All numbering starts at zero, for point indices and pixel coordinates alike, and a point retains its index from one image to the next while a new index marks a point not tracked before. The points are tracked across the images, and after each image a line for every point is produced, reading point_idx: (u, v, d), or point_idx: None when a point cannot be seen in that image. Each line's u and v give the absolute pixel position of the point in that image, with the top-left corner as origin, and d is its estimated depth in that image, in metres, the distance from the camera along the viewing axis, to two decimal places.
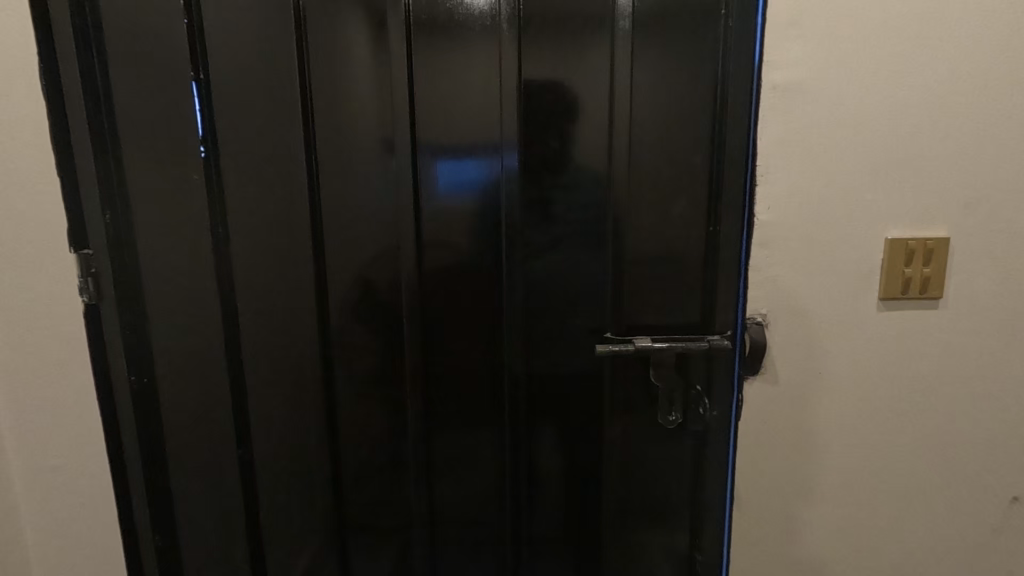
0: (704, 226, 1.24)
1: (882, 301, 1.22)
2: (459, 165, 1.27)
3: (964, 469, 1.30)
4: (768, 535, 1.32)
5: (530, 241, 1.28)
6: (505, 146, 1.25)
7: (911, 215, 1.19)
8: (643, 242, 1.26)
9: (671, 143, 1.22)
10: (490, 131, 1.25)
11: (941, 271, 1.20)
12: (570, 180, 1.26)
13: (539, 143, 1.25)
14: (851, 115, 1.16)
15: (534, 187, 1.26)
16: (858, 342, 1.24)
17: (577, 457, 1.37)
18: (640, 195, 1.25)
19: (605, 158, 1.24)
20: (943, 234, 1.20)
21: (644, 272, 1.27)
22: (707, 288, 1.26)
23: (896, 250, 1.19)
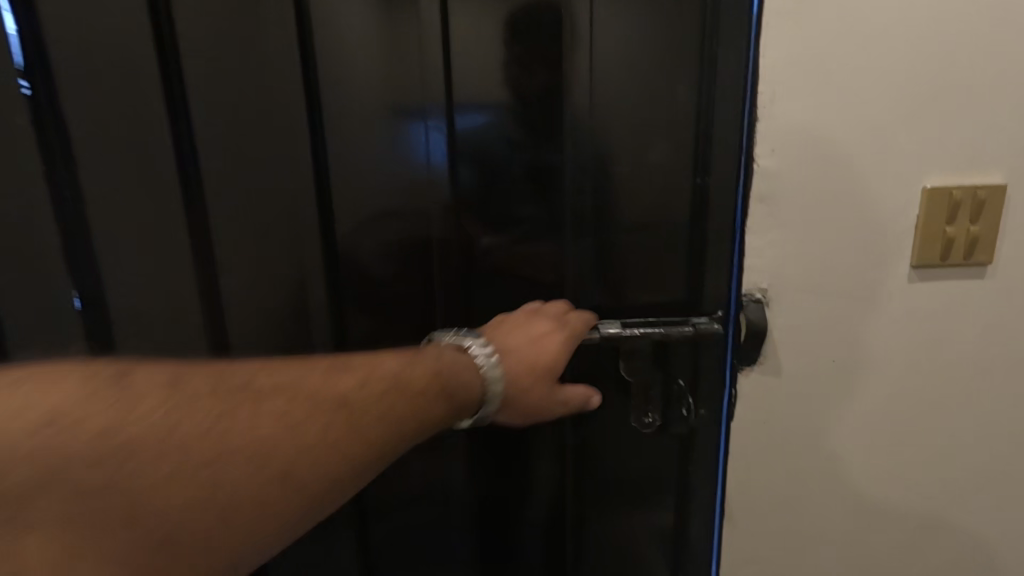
0: (690, 177, 0.96)
1: (916, 268, 0.97)
2: (369, 115, 0.92)
3: (1002, 471, 1.07)
4: (766, 550, 1.10)
5: (472, 213, 0.96)
6: (432, 89, 0.92)
7: (952, 160, 0.93)
8: (621, 205, 0.97)
9: (654, 74, 0.92)
10: (411, 70, 0.91)
11: (992, 227, 0.96)
12: (524, 131, 0.94)
13: (482, 82, 0.92)
14: (882, 29, 0.88)
15: (473, 141, 0.94)
16: (884, 322, 0.99)
17: (534, 473, 1.09)
18: (613, 142, 0.94)
19: (569, 98, 0.93)
20: (997, 182, 0.94)
21: (620, 240, 0.98)
22: (693, 259, 0.98)
23: (936, 203, 0.94)
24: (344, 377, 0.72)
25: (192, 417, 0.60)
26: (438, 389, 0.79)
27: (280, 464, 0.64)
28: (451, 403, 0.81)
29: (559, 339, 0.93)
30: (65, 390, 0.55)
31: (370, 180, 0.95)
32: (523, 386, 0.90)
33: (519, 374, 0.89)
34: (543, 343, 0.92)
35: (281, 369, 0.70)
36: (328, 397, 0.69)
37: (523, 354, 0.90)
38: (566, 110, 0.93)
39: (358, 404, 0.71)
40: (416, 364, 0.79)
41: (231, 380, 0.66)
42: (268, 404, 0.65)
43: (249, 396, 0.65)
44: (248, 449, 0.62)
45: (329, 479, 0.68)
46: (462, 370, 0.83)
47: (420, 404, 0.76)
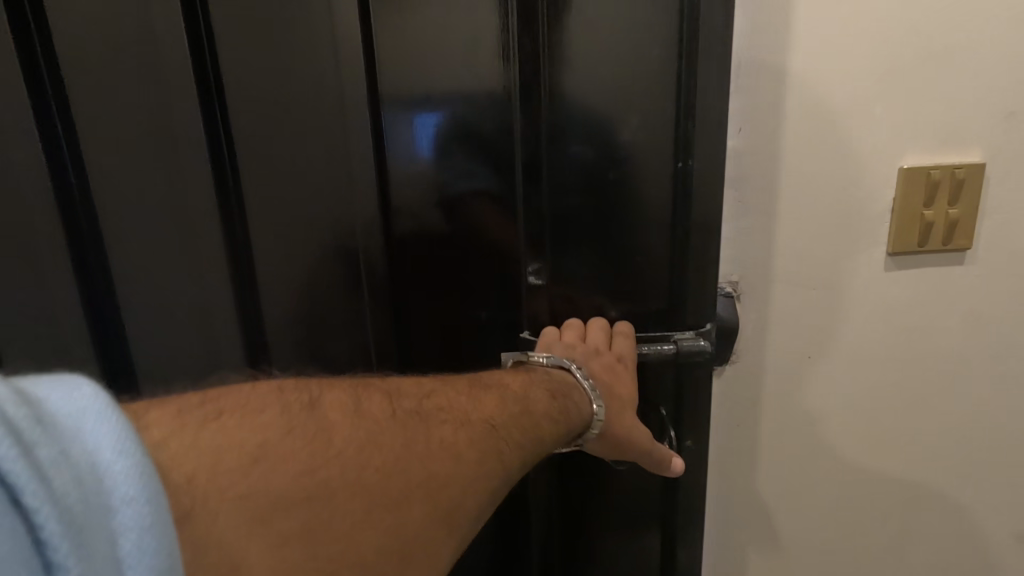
0: (670, 162, 0.71)
1: (888, 258, 0.79)
2: (265, 81, 0.71)
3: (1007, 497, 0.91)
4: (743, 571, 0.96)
5: (403, 205, 0.75)
6: (345, 47, 0.69)
7: (939, 131, 0.73)
8: (576, 196, 0.72)
9: (611, 20, 0.67)
10: (309, 21, 0.69)
11: (974, 210, 0.77)
12: (452, 101, 0.71)
13: (397, 39, 0.69)
14: None
15: (400, 112, 0.72)
16: (861, 316, 0.82)
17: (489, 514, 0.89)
18: (562, 113, 0.70)
19: (511, 57, 0.69)
20: (976, 160, 0.75)
21: (570, 236, 0.74)
22: (676, 264, 0.74)
23: (912, 186, 0.75)
24: (485, 397, 0.58)
25: (383, 446, 0.45)
26: (557, 410, 0.63)
27: (456, 492, 0.48)
28: (567, 424, 0.64)
29: (615, 343, 0.74)
30: (262, 424, 0.41)
31: (275, 164, 0.74)
32: (617, 408, 0.71)
33: (609, 392, 0.71)
34: (607, 336, 0.74)
35: (432, 387, 0.56)
36: (471, 418, 0.54)
37: (611, 369, 0.71)
38: (511, 73, 0.69)
39: (505, 427, 0.55)
40: (536, 388, 0.63)
41: (405, 400, 0.51)
42: (437, 428, 0.50)
43: (430, 417, 0.51)
44: (441, 476, 0.47)
45: (486, 506, 0.51)
46: (568, 394, 0.66)
47: (552, 425, 0.61)
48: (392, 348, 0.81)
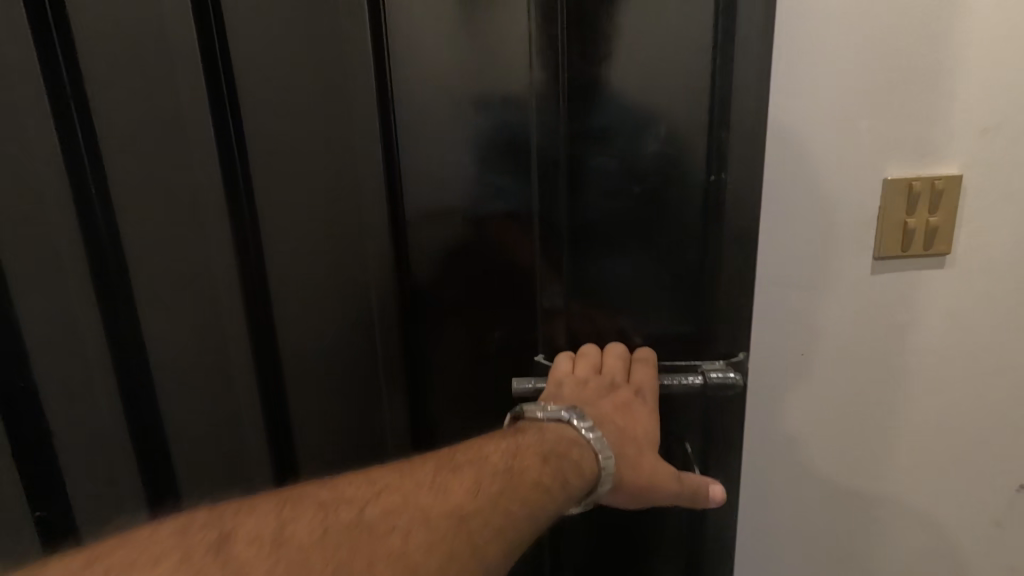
0: (701, 175, 0.65)
1: (877, 260, 0.86)
2: (272, 94, 0.69)
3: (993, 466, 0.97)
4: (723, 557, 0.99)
5: (414, 215, 0.73)
6: (353, 54, 0.67)
7: (915, 147, 0.81)
8: (600, 212, 0.67)
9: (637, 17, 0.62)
10: (321, 22, 0.67)
11: (952, 219, 0.85)
12: (465, 107, 0.68)
13: (407, 43, 0.66)
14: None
15: (413, 118, 0.69)
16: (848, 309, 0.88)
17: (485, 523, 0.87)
18: (585, 123, 0.64)
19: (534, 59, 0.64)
20: (948, 174, 0.83)
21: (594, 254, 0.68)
22: (707, 285, 0.68)
23: (892, 196, 0.83)
24: (455, 481, 0.53)
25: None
26: (550, 474, 0.57)
27: None
28: (568, 486, 0.58)
29: (632, 376, 0.69)
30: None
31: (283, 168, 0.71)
32: (633, 454, 0.63)
33: (622, 436, 0.64)
34: (624, 367, 0.69)
35: (387, 479, 0.53)
36: (434, 515, 0.50)
37: (623, 406, 0.66)
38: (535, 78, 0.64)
39: (477, 515, 0.51)
40: (524, 455, 0.57)
41: (343, 511, 0.49)
42: (384, 540, 0.47)
43: (376, 528, 0.48)
44: None
45: None
46: (566, 454, 0.59)
47: (540, 495, 0.55)
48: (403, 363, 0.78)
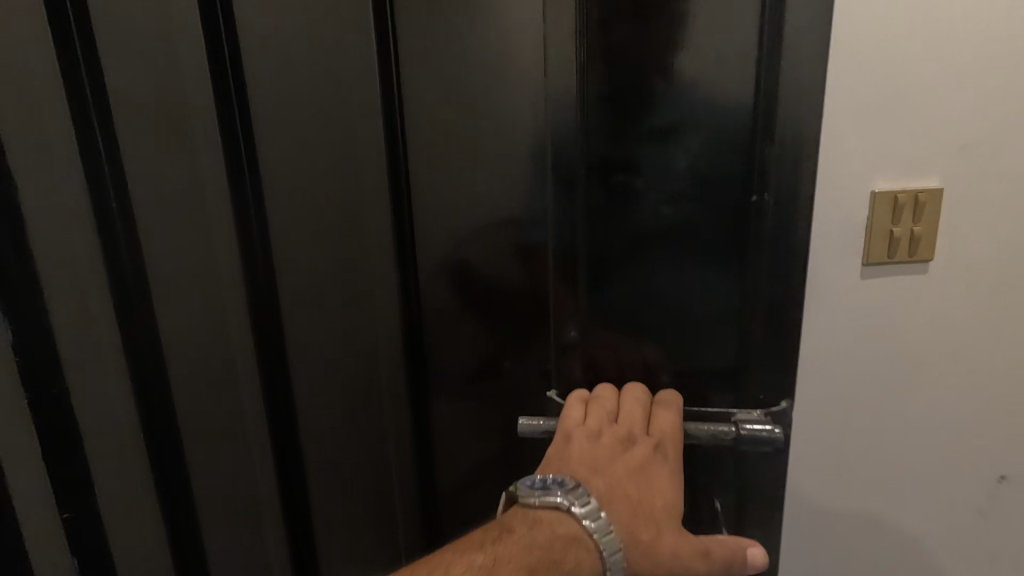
0: (742, 193, 0.57)
1: (864, 268, 0.82)
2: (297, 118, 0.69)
3: (988, 478, 0.92)
4: None
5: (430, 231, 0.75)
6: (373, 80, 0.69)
7: (901, 158, 0.77)
8: (622, 226, 0.60)
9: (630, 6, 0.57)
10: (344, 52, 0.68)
11: (932, 229, 0.81)
12: (477, 112, 0.70)
13: (413, 53, 0.69)
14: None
15: (426, 124, 0.71)
16: (842, 319, 0.84)
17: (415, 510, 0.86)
18: (608, 127, 0.57)
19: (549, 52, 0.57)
20: (935, 184, 0.79)
21: (617, 270, 0.61)
22: (747, 317, 0.61)
23: (880, 209, 0.79)
24: None
25: None
26: None
27: None
28: None
29: (652, 422, 0.61)
30: None
31: (294, 166, 0.71)
32: (649, 532, 0.55)
33: (635, 509, 0.56)
34: (640, 408, 0.62)
35: None
36: None
37: (639, 465, 0.58)
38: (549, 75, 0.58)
39: None
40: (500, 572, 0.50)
41: None
42: None
43: None
44: None
45: None
46: (558, 562, 0.51)
47: None
48: (425, 361, 0.82)
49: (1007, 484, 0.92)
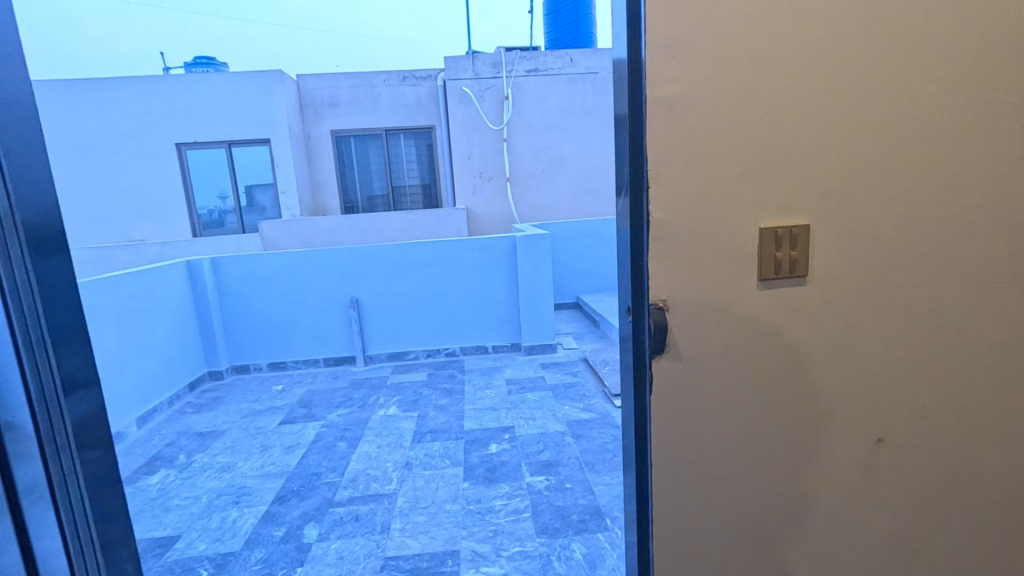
0: (704, 434, 0.75)
1: (764, 284, 0.72)
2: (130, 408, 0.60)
3: (864, 441, 0.78)
4: None
5: None
6: None
7: (791, 203, 0.71)
8: (668, 265, 0.70)
9: (678, 94, 0.66)
10: None
11: (807, 245, 0.71)
12: None
13: None
14: (747, 155, 0.69)
15: None
16: (820, 391, 0.76)
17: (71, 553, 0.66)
18: None
19: (639, 113, 0.68)
20: (803, 220, 0.71)
21: (715, 327, 0.73)
22: (743, 469, 0.77)
23: (761, 243, 0.71)
24: None
25: None
26: None
27: None
28: None
29: (675, 475, 0.75)
30: None
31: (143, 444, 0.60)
32: None
33: None
34: (644, 446, 0.76)
35: None
36: None
37: None
38: (640, 123, 0.68)
39: None
40: None
41: None
42: None
43: None
44: None
45: None
46: None
47: None
48: None
49: (889, 442, 0.78)
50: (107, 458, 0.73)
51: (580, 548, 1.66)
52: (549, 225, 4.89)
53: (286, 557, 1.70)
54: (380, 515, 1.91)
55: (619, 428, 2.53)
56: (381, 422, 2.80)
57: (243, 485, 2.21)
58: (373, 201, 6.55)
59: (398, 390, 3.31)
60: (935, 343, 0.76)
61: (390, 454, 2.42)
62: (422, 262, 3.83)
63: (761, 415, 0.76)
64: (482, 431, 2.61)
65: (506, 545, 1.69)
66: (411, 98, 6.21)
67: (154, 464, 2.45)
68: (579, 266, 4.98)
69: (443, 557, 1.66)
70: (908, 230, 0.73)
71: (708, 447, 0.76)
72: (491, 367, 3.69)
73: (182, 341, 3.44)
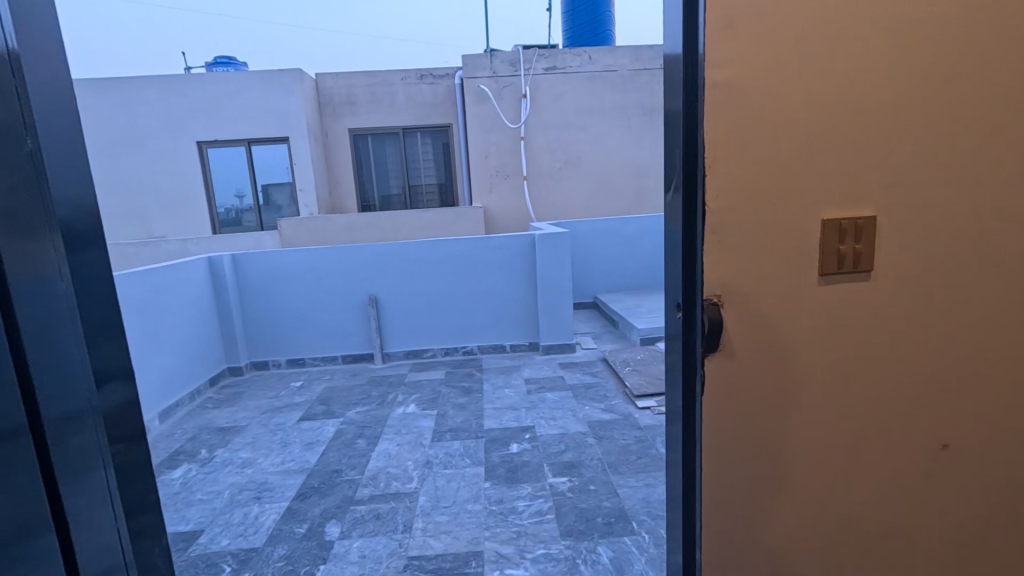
0: (754, 434, 0.72)
1: (825, 279, 0.68)
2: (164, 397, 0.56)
3: (927, 446, 0.74)
4: None
5: None
6: None
7: (855, 192, 0.67)
8: (724, 257, 0.67)
9: (737, 77, 0.62)
10: None
11: (871, 238, 0.68)
12: None
13: None
14: (811, 142, 0.65)
15: None
16: (880, 391, 0.72)
17: (112, 546, 0.64)
18: None
19: (694, 98, 0.64)
20: (868, 211, 0.67)
21: (770, 323, 0.69)
22: (798, 473, 0.73)
23: (823, 236, 0.67)
24: None
25: None
26: None
27: None
28: None
29: (726, 478, 0.72)
30: None
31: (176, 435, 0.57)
32: None
33: None
34: (690, 444, 0.73)
35: None
36: None
37: None
38: (696, 108, 0.64)
39: None
40: None
41: None
42: None
43: None
44: None
45: None
46: None
47: None
48: None
49: (953, 446, 0.74)
50: (139, 451, 0.71)
51: (607, 551, 1.62)
52: (567, 224, 4.85)
53: (309, 554, 1.68)
54: (401, 514, 1.89)
55: (641, 429, 2.49)
56: (400, 419, 2.79)
57: (264, 481, 2.20)
58: (390, 199, 6.54)
59: (417, 388, 3.29)
60: (1006, 342, 0.72)
61: (411, 451, 2.40)
62: (441, 260, 3.81)
63: (817, 416, 0.72)
64: (502, 431, 2.58)
65: (530, 547, 1.67)
66: (429, 97, 6.20)
67: (175, 459, 2.45)
68: (598, 265, 4.93)
69: (467, 558, 1.63)
70: (979, 223, 0.69)
71: (759, 448, 0.72)
72: (509, 366, 3.66)
73: (202, 337, 3.46)
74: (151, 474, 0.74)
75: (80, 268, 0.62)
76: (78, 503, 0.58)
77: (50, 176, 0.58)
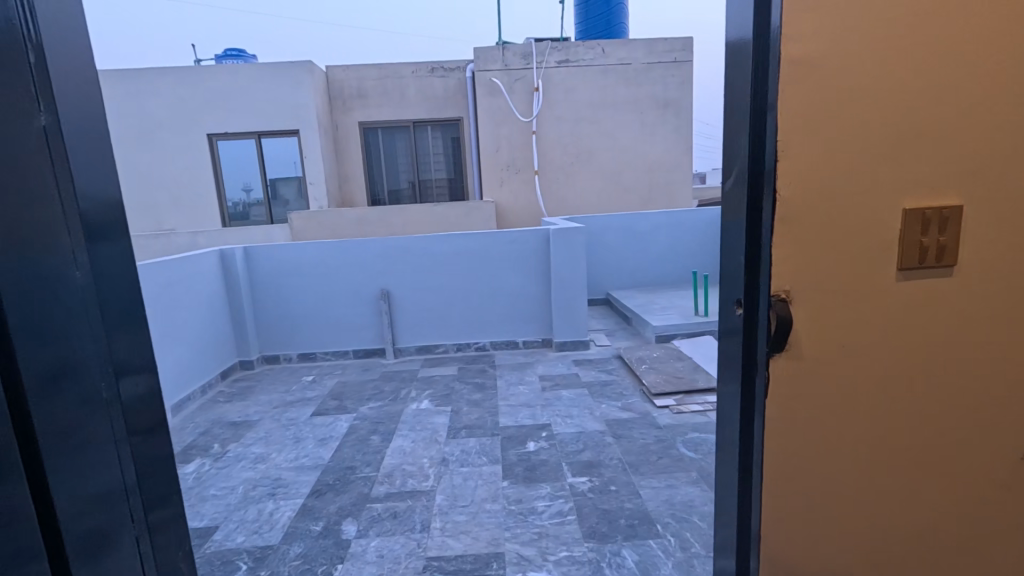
0: (822, 440, 0.67)
1: (903, 274, 0.63)
2: None
3: (1007, 455, 0.69)
4: None
5: None
6: None
7: (940, 180, 0.61)
8: (795, 249, 0.61)
9: (817, 52, 0.57)
10: None
11: (956, 230, 0.62)
12: None
13: None
14: (896, 124, 0.59)
15: None
16: (960, 395, 0.67)
17: (131, 551, 0.60)
18: None
19: (768, 75, 0.59)
20: (953, 201, 0.62)
21: (844, 321, 0.64)
22: (867, 482, 0.68)
23: (903, 228, 0.62)
24: None
25: None
26: None
27: None
28: None
29: (788, 486, 0.67)
30: None
31: None
32: None
33: None
34: (751, 450, 0.68)
35: None
36: None
37: None
38: (769, 87, 0.59)
39: None
40: None
41: None
42: None
43: None
44: None
45: None
46: None
47: None
48: None
49: None
50: (161, 451, 0.67)
51: (632, 555, 1.57)
52: (580, 219, 4.78)
53: (326, 554, 1.64)
54: (418, 514, 1.84)
55: (661, 429, 2.44)
56: (413, 415, 2.75)
57: (278, 477, 2.17)
58: (399, 193, 6.49)
59: (429, 384, 3.25)
60: None
61: (426, 449, 2.36)
62: (453, 255, 3.77)
63: (887, 423, 0.67)
64: (518, 429, 2.53)
65: (552, 549, 1.62)
66: (440, 90, 6.15)
67: (188, 454, 2.42)
68: (611, 261, 4.86)
69: (487, 559, 1.59)
70: None
71: (824, 455, 0.67)
72: (523, 362, 3.62)
73: (214, 330, 3.43)
74: (173, 475, 0.70)
75: (101, 255, 0.57)
76: (88, 505, 0.54)
77: (71, 156, 0.53)
